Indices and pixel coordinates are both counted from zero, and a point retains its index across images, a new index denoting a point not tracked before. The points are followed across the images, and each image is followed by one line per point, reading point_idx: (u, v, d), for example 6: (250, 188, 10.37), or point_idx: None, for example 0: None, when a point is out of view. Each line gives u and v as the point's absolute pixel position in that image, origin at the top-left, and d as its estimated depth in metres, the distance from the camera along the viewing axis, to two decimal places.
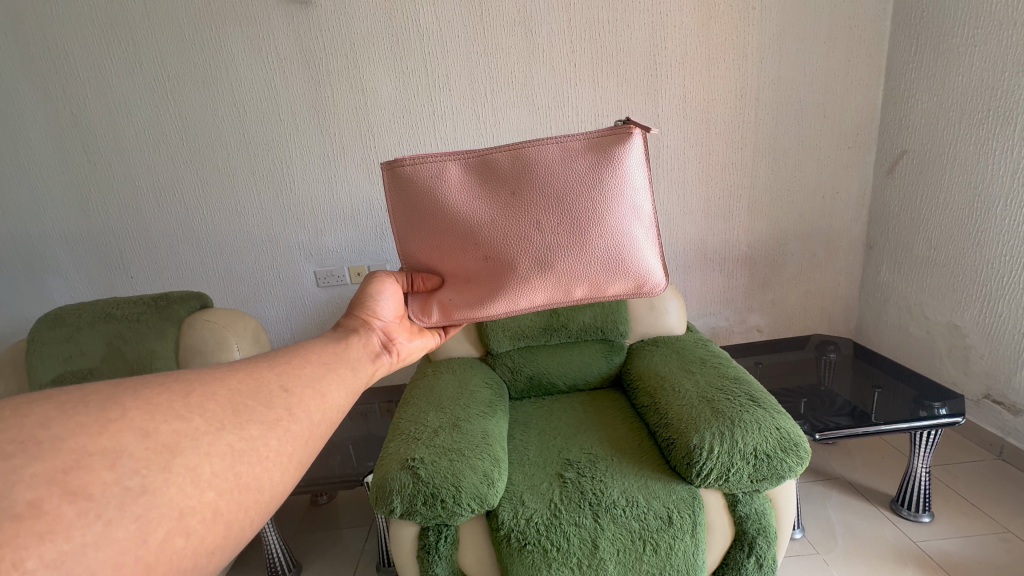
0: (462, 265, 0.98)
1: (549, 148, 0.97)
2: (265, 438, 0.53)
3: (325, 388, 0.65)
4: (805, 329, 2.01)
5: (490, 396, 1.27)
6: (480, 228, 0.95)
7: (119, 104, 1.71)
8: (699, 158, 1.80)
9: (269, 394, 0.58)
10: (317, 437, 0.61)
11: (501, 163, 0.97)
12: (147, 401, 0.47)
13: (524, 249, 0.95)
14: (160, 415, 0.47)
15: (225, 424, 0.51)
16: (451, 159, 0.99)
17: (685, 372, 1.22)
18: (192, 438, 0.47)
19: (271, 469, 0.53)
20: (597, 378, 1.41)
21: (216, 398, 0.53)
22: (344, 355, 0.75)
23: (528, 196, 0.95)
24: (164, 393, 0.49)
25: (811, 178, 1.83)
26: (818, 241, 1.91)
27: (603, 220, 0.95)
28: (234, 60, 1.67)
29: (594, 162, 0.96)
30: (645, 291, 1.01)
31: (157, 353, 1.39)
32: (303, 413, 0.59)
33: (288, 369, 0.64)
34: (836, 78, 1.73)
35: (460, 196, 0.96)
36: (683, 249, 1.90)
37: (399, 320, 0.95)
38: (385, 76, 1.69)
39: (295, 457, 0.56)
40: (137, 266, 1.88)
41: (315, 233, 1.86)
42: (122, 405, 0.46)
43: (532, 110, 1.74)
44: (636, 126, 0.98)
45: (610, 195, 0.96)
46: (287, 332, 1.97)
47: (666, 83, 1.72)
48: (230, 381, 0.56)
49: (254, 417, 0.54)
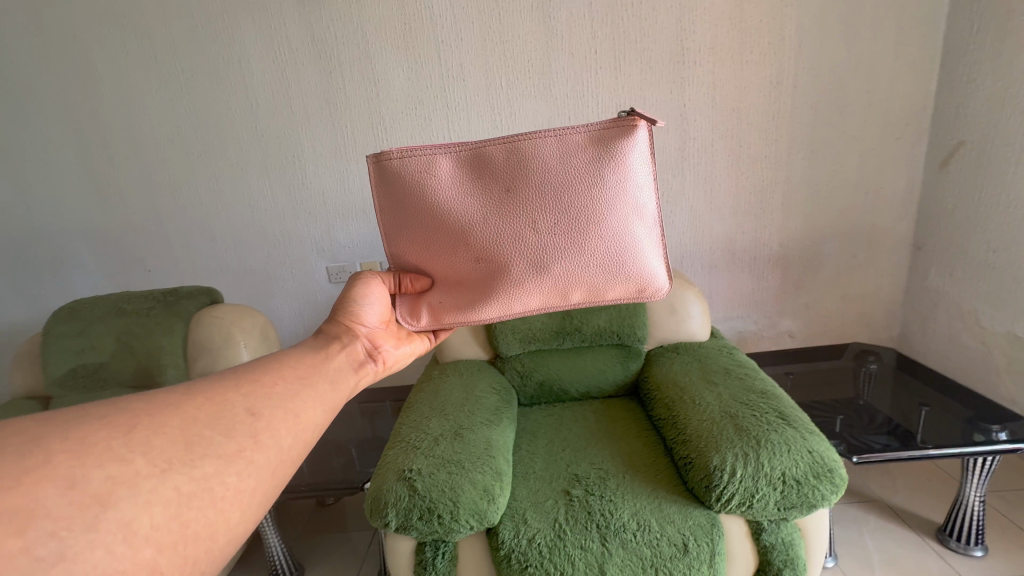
0: (452, 266, 0.91)
1: (546, 140, 0.89)
2: (221, 475, 0.50)
3: (298, 406, 0.62)
4: (843, 335, 1.87)
5: (497, 403, 1.21)
6: (472, 227, 0.88)
7: (135, 99, 1.72)
8: (729, 149, 1.68)
9: (232, 420, 0.55)
10: (288, 461, 0.58)
11: (495, 157, 0.89)
12: (79, 442, 0.44)
13: (517, 250, 0.88)
14: (92, 459, 0.44)
15: (173, 463, 0.47)
16: (442, 153, 0.91)
17: (708, 384, 1.13)
18: (130, 485, 0.44)
19: (228, 510, 0.50)
20: (612, 386, 1.32)
21: (166, 431, 0.49)
22: (322, 367, 0.72)
23: (523, 193, 0.88)
24: (103, 431, 0.46)
25: (853, 173, 1.69)
26: (860, 241, 1.76)
27: (601, 219, 0.88)
28: (246, 52, 1.65)
29: (594, 157, 0.88)
30: (647, 295, 0.94)
31: (164, 348, 1.38)
32: (270, 439, 0.56)
33: (257, 387, 0.61)
34: (885, 62, 1.58)
35: (452, 192, 0.89)
36: (709, 248, 1.78)
37: (387, 324, 0.90)
38: (397, 67, 1.64)
39: (257, 492, 0.53)
40: (155, 261, 1.90)
41: (327, 228, 1.82)
42: (47, 450, 0.43)
43: (550, 101, 1.65)
44: (642, 117, 0.90)
45: (611, 192, 0.88)
46: (300, 328, 1.95)
47: (693, 69, 1.61)
48: (187, 408, 0.53)
49: (210, 451, 0.51)
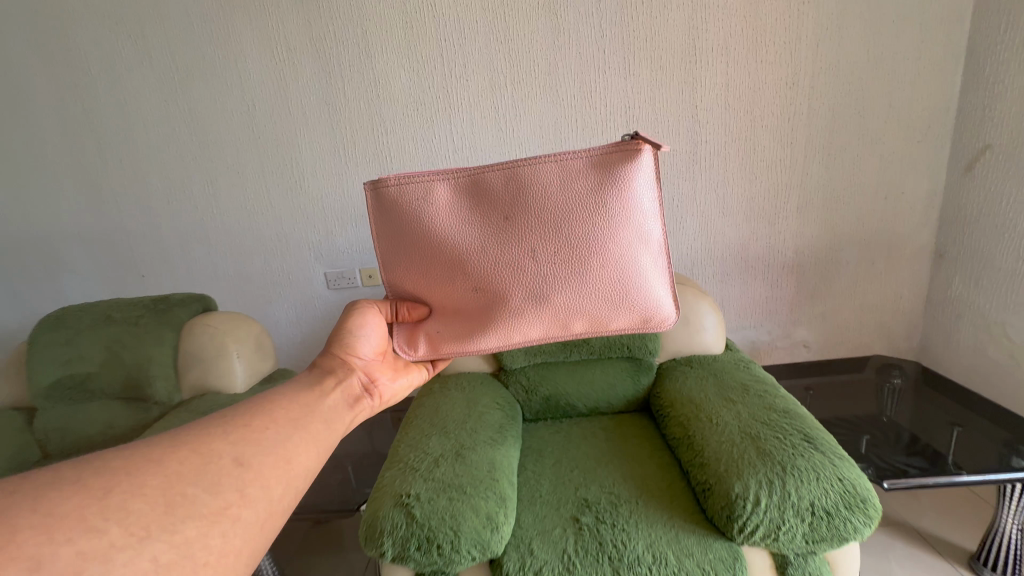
0: (450, 294, 0.92)
1: (546, 167, 0.88)
2: (204, 538, 0.50)
3: (289, 453, 0.64)
4: (860, 346, 1.80)
5: (501, 420, 1.14)
6: (471, 256, 0.89)
7: (130, 99, 1.67)
8: (743, 153, 1.61)
9: (218, 474, 0.55)
10: (276, 513, 0.58)
11: (494, 184, 0.89)
12: (48, 515, 0.44)
13: (516, 282, 0.88)
14: (62, 534, 0.43)
15: (151, 530, 0.47)
16: (440, 179, 0.90)
17: (725, 401, 1.06)
18: (102, 561, 0.43)
19: (213, 574, 0.49)
20: (622, 403, 1.25)
21: (144, 494, 0.49)
22: (315, 408, 0.73)
23: (522, 222, 0.87)
24: (76, 499, 0.46)
25: (871, 178, 1.62)
26: (878, 248, 1.69)
27: (601, 248, 0.87)
28: (243, 51, 1.60)
29: (594, 184, 0.87)
30: (653, 325, 0.94)
31: (153, 359, 1.33)
32: (257, 491, 0.57)
33: (246, 436, 0.62)
34: (906, 62, 1.51)
35: (450, 220, 0.89)
36: (721, 255, 1.72)
37: (383, 356, 0.92)
38: (399, 65, 1.58)
39: (243, 551, 0.53)
40: (149, 266, 1.84)
41: (326, 233, 1.77)
42: (13, 527, 0.42)
43: (556, 101, 1.59)
44: (645, 142, 0.87)
45: (611, 220, 0.87)
46: (297, 337, 1.89)
47: (706, 69, 1.54)
48: (170, 464, 0.53)
49: (191, 513, 0.50)
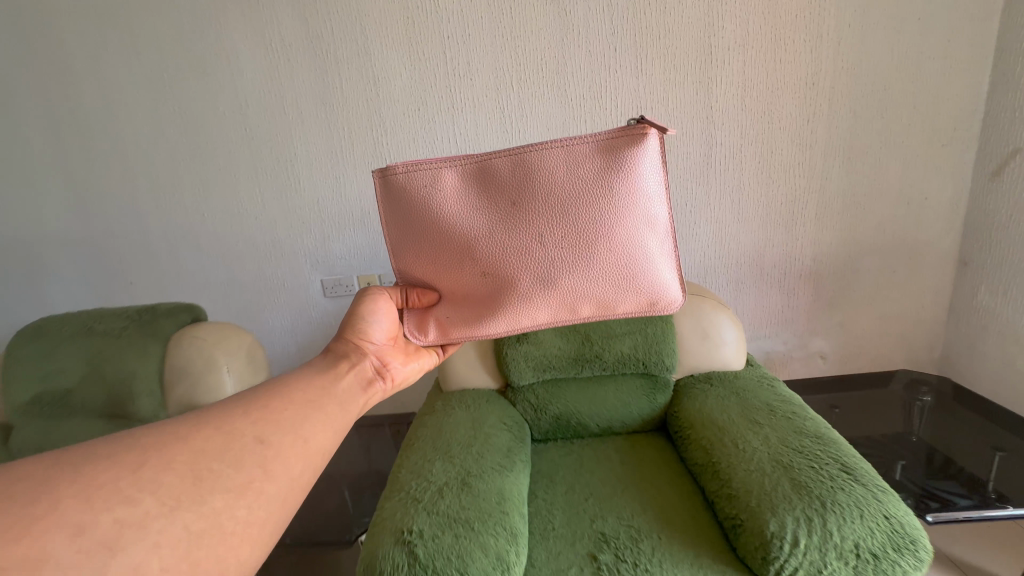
0: (458, 280, 0.92)
1: (552, 153, 0.87)
2: (231, 509, 0.52)
3: (308, 432, 0.63)
4: (880, 357, 1.73)
5: (509, 442, 1.07)
6: (479, 242, 0.88)
7: (116, 97, 1.59)
8: (760, 155, 1.54)
9: (240, 450, 0.56)
10: (298, 488, 0.59)
11: (501, 170, 0.88)
12: (88, 485, 0.47)
13: (524, 265, 0.88)
14: (102, 503, 0.46)
15: (182, 500, 0.49)
16: (447, 166, 0.90)
17: (751, 424, 0.99)
18: (138, 527, 0.46)
19: (240, 544, 0.52)
20: (637, 421, 1.17)
21: (174, 467, 0.51)
22: (331, 388, 0.72)
23: (530, 207, 0.87)
24: (113, 470, 0.49)
25: (893, 182, 1.55)
26: (900, 255, 1.62)
27: (608, 231, 0.87)
28: (236, 47, 1.52)
29: (600, 168, 0.87)
30: (657, 308, 0.93)
31: (137, 374, 1.25)
32: (279, 468, 0.58)
33: (265, 413, 0.62)
34: (931, 62, 1.45)
35: (458, 206, 0.89)
36: (736, 262, 1.64)
37: (394, 340, 0.90)
38: (399, 62, 1.51)
39: (268, 522, 0.55)
40: (137, 272, 1.76)
41: (323, 238, 1.69)
42: (56, 495, 0.45)
43: (565, 102, 1.52)
44: (649, 126, 0.87)
45: (618, 204, 0.87)
46: (292, 346, 1.81)
47: (722, 67, 1.47)
48: (195, 440, 0.55)
49: (219, 486, 0.52)
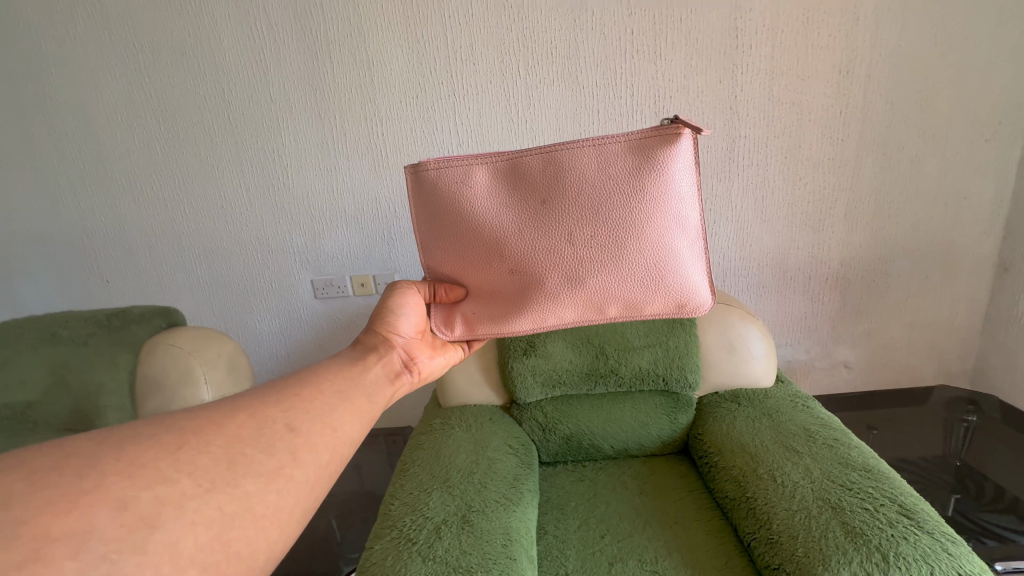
0: (484, 280, 0.86)
1: (582, 151, 0.81)
2: (262, 493, 0.49)
3: (335, 421, 0.60)
4: (908, 367, 1.61)
5: (515, 468, 0.96)
6: (505, 241, 0.82)
7: (88, 80, 1.46)
8: (787, 150, 1.42)
9: (272, 437, 0.54)
10: (325, 477, 0.56)
11: (531, 167, 0.82)
12: (130, 463, 0.44)
13: (549, 267, 0.82)
14: (142, 480, 0.44)
15: (217, 483, 0.47)
16: (471, 163, 0.84)
17: (788, 453, 0.88)
18: (177, 506, 0.43)
19: (269, 528, 0.49)
20: (655, 444, 1.06)
21: (210, 450, 0.49)
22: (360, 378, 0.70)
23: (557, 207, 0.81)
24: (151, 450, 0.46)
25: (932, 181, 1.44)
26: (933, 260, 1.51)
27: (639, 233, 0.80)
28: (217, 27, 1.39)
29: (632, 168, 0.80)
30: (686, 311, 0.85)
31: (105, 388, 1.13)
32: (308, 455, 0.55)
33: (297, 401, 0.59)
34: (977, 49, 1.32)
35: (486, 204, 0.83)
36: (757, 265, 1.53)
37: (422, 334, 0.86)
38: (396, 46, 1.38)
39: (296, 508, 0.52)
40: (114, 271, 1.64)
41: (313, 235, 1.57)
42: (100, 471, 0.43)
43: (575, 90, 1.40)
44: (686, 126, 0.80)
45: (650, 205, 0.80)
46: (280, 350, 1.70)
47: (748, 53, 1.35)
48: (229, 425, 0.52)
49: (251, 469, 0.50)
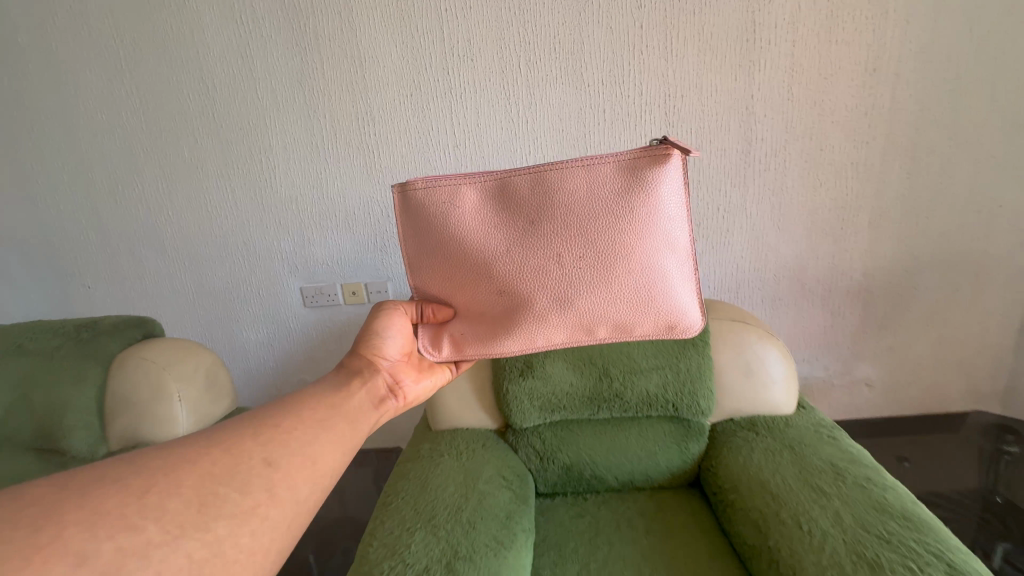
0: (471, 302, 0.83)
1: (568, 173, 0.78)
2: (235, 537, 0.46)
3: (317, 452, 0.57)
4: (935, 386, 1.51)
5: (509, 504, 0.87)
6: (492, 263, 0.80)
7: (66, 76, 1.39)
8: (807, 153, 1.32)
9: (248, 473, 0.50)
10: (304, 513, 0.53)
11: (520, 187, 0.80)
12: (93, 510, 0.41)
13: (535, 289, 0.79)
14: (105, 529, 0.40)
15: (186, 527, 0.43)
16: (456, 184, 0.82)
17: (815, 493, 0.78)
18: (141, 556, 0.40)
19: (242, 572, 0.45)
20: (664, 476, 0.97)
21: (181, 491, 0.45)
22: (340, 406, 0.65)
23: (542, 229, 0.78)
24: (117, 495, 0.43)
25: (964, 188, 1.33)
26: (965, 271, 1.40)
27: (627, 255, 0.77)
28: (200, 20, 1.31)
29: (619, 191, 0.77)
30: (679, 333, 0.82)
31: (70, 405, 1.06)
32: (287, 491, 0.52)
33: (274, 432, 0.56)
34: (1016, 45, 1.22)
35: (473, 224, 0.80)
36: (773, 277, 1.43)
37: (409, 357, 0.81)
38: (389, 40, 1.30)
39: (272, 549, 0.49)
40: (95, 277, 1.57)
41: (302, 240, 1.49)
42: (62, 519, 0.39)
43: (580, 87, 1.30)
44: (676, 148, 0.77)
45: (638, 228, 0.77)
46: (267, 360, 1.61)
47: (766, 49, 1.25)
48: (202, 462, 0.49)
49: (225, 510, 0.46)
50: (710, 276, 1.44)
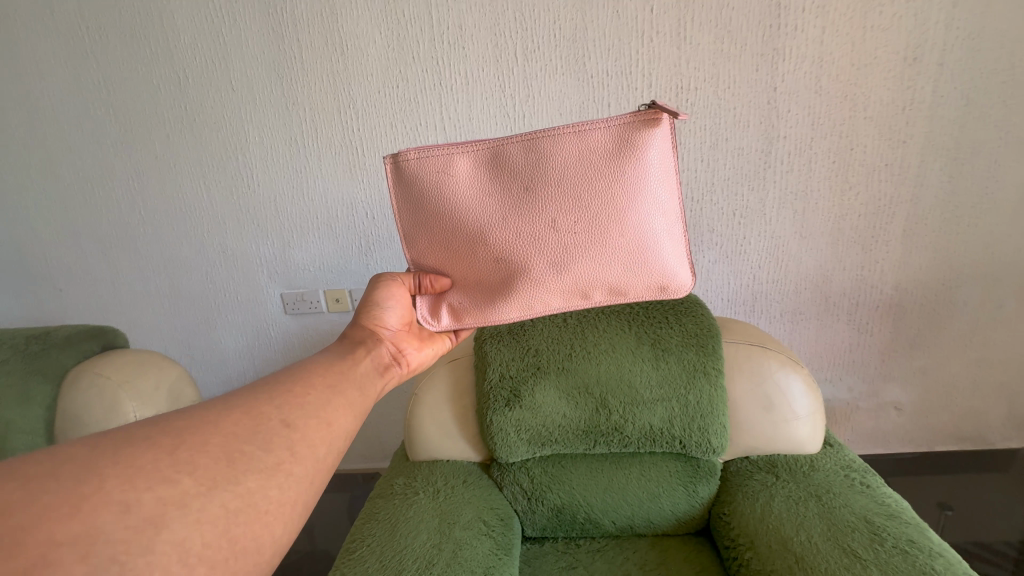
0: (465, 276, 0.74)
1: (542, 144, 0.68)
2: (264, 489, 0.46)
3: (330, 415, 0.55)
4: (971, 411, 1.37)
5: (490, 554, 0.76)
6: (465, 248, 0.71)
7: (30, 67, 1.29)
8: (836, 152, 1.18)
9: (267, 433, 0.49)
10: (324, 470, 0.52)
11: (508, 154, 0.69)
12: (127, 464, 0.41)
13: (511, 277, 0.70)
14: (142, 481, 0.40)
15: (219, 480, 0.43)
16: (417, 159, 0.71)
17: (847, 559, 0.66)
18: (181, 506, 0.40)
19: (273, 523, 0.45)
20: (667, 521, 0.86)
21: (208, 448, 0.45)
22: (349, 372, 0.61)
23: (517, 209, 0.69)
24: (149, 451, 0.42)
25: (1013, 192, 1.18)
26: (1011, 286, 1.26)
27: (613, 238, 0.67)
28: (169, 4, 1.21)
29: (601, 165, 0.67)
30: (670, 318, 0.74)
31: (13, 425, 0.96)
32: (308, 450, 0.51)
33: (288, 394, 0.54)
34: None
35: (450, 200, 0.70)
36: (792, 292, 1.30)
37: (410, 326, 0.74)
38: (373, 26, 1.18)
39: (298, 502, 0.48)
40: (68, 279, 1.48)
41: (282, 244, 1.38)
42: (99, 473, 0.39)
43: (583, 79, 1.18)
44: (665, 113, 0.67)
45: (625, 206, 0.67)
46: (248, 370, 1.52)
47: (792, 35, 1.11)
48: (224, 422, 0.48)
49: (251, 466, 0.46)
50: (724, 286, 1.32)
